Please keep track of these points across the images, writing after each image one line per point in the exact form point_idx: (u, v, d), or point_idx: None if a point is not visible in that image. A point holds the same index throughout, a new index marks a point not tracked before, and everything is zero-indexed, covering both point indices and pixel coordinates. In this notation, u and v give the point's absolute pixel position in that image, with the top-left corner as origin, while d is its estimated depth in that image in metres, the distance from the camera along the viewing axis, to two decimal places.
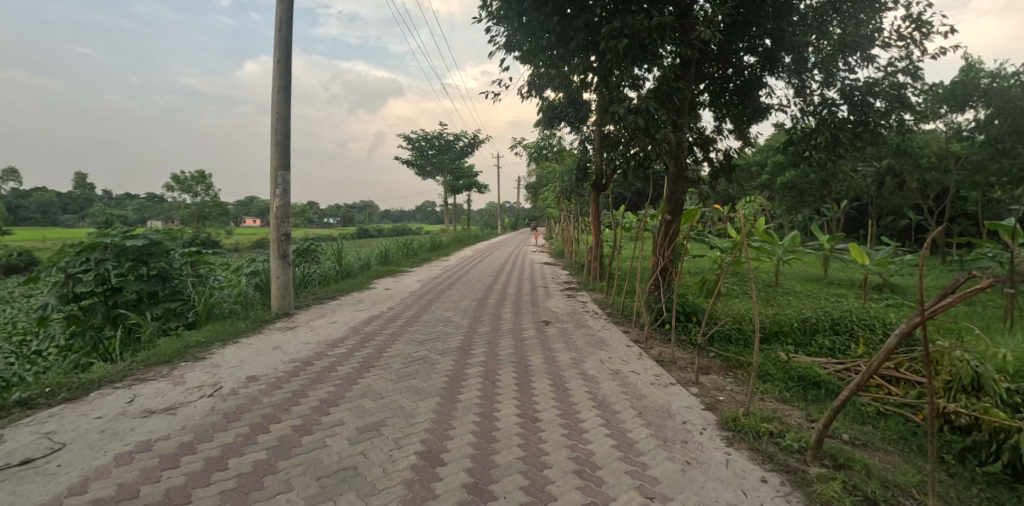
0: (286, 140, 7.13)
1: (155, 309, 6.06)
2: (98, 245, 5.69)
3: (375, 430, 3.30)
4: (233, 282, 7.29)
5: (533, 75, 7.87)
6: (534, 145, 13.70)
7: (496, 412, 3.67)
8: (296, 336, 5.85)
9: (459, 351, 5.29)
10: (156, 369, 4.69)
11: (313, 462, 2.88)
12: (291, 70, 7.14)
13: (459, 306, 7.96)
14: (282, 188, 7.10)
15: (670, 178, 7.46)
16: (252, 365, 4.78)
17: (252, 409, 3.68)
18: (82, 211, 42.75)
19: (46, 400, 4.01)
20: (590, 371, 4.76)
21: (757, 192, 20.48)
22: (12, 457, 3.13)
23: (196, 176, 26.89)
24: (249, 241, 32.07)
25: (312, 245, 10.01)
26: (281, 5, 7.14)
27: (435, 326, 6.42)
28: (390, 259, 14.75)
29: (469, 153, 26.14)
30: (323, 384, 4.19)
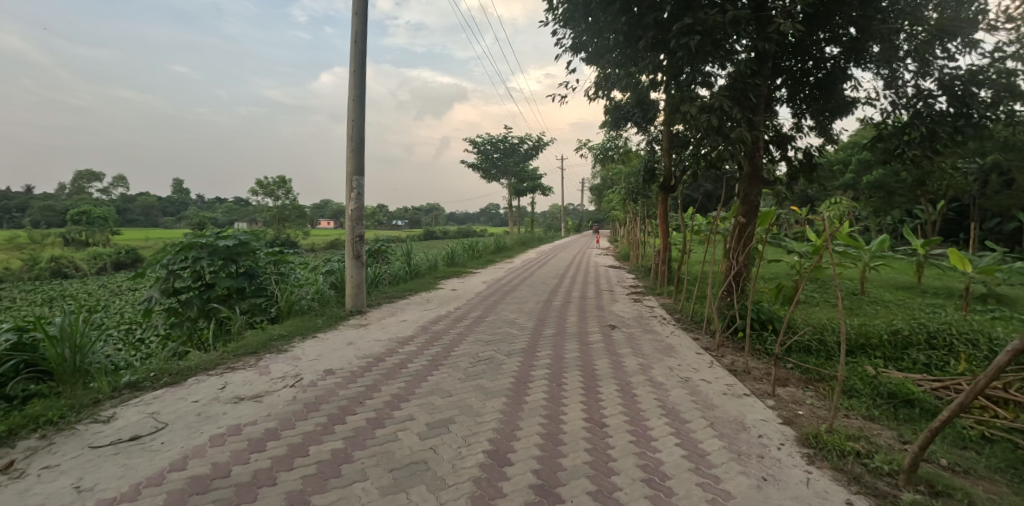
0: (361, 146, 7.46)
1: (242, 304, 6.52)
2: (194, 245, 6.22)
3: (443, 427, 3.36)
4: (311, 280, 7.71)
5: (599, 77, 7.77)
6: (600, 146, 13.54)
7: (562, 415, 3.64)
8: (369, 333, 6.11)
9: (525, 352, 5.31)
10: (244, 359, 5.05)
11: (385, 454, 2.98)
12: (366, 79, 7.48)
13: (524, 308, 7.99)
14: (357, 191, 7.44)
15: (744, 179, 7.11)
16: (329, 359, 5.04)
17: (329, 401, 3.87)
18: (179, 213, 46.97)
19: (151, 383, 4.43)
20: (659, 378, 4.62)
21: (840, 193, 19.11)
22: (123, 433, 3.48)
23: (278, 181, 28.86)
24: (324, 241, 33.98)
25: (383, 246, 10.43)
26: (357, 18, 7.50)
27: (501, 328, 6.48)
28: (456, 260, 15.08)
29: (534, 155, 26.24)
30: (394, 380, 4.34)
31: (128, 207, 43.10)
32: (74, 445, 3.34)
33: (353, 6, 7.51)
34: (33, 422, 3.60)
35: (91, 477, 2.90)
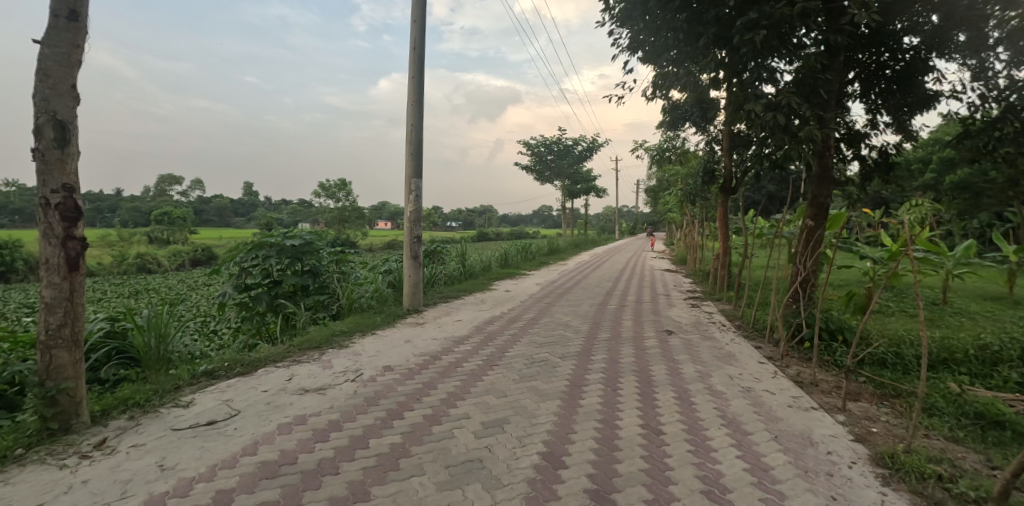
0: (419, 149, 7.65)
1: (306, 300, 6.83)
2: (264, 244, 6.60)
3: (498, 426, 3.39)
4: (371, 279, 8.00)
5: (656, 76, 7.61)
6: (657, 147, 13.21)
7: (617, 420, 3.58)
8: (426, 332, 6.25)
9: (580, 355, 5.26)
10: (309, 353, 5.31)
11: (442, 450, 3.04)
12: (424, 84, 7.67)
13: (579, 311, 7.93)
14: (415, 193, 7.63)
15: (812, 180, 6.74)
16: (387, 355, 5.20)
17: (387, 396, 3.99)
18: (249, 214, 49.90)
19: (225, 372, 4.73)
20: (718, 387, 4.45)
21: (921, 194, 17.72)
22: (200, 418, 3.73)
23: (339, 183, 30.16)
24: (381, 242, 35.15)
25: (439, 246, 10.66)
26: (416, 25, 7.71)
27: (555, 330, 6.46)
28: (510, 262, 15.17)
29: (588, 157, 25.99)
30: (450, 378, 4.42)
31: (204, 208, 46.28)
32: (158, 427, 3.62)
33: (412, 13, 7.72)
34: (123, 404, 3.93)
35: (173, 457, 3.13)
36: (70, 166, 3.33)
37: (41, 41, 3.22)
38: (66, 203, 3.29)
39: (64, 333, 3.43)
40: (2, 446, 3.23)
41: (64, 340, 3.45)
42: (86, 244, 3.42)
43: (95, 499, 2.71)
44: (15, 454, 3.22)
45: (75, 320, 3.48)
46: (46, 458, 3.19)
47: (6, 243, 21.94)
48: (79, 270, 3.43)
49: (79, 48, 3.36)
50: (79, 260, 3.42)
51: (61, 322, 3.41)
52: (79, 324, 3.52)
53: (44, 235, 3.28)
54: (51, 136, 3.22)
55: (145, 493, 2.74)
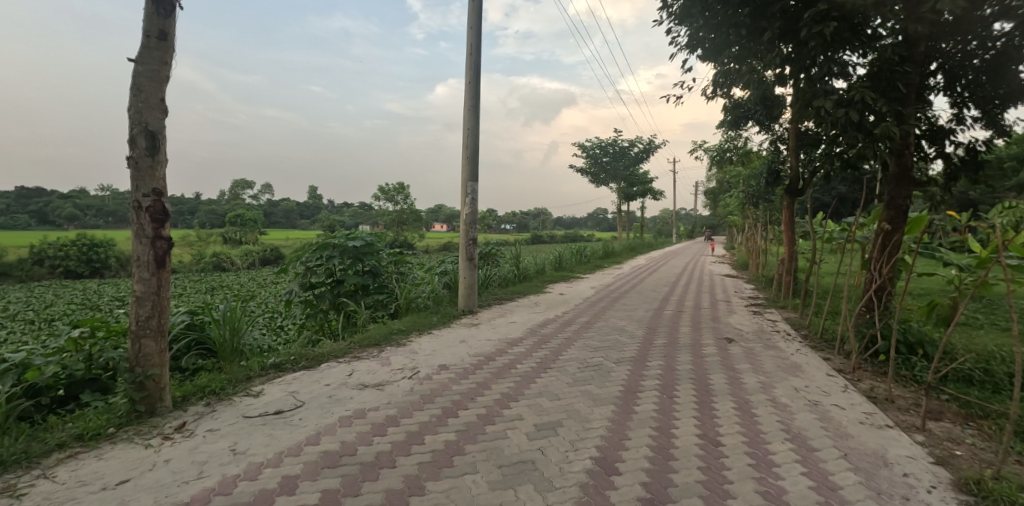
0: (475, 153, 7.78)
1: (366, 299, 7.09)
2: (328, 245, 6.92)
3: (551, 429, 3.38)
4: (428, 280, 8.20)
5: (717, 74, 7.35)
6: (717, 147, 12.74)
7: (673, 429, 3.49)
8: (480, 333, 6.35)
9: (635, 361, 5.16)
10: (369, 350, 5.52)
11: (495, 450, 3.07)
12: (481, 89, 7.79)
13: (634, 315, 7.77)
14: (471, 196, 7.76)
15: (890, 181, 6.29)
16: (443, 355, 5.31)
17: (443, 394, 4.08)
18: (314, 216, 52.47)
19: (291, 366, 5.00)
20: (783, 399, 4.23)
21: (1018, 196, 16.07)
22: (268, 407, 3.96)
23: (397, 187, 31.24)
24: (437, 243, 35.95)
25: (494, 248, 10.77)
26: (473, 32, 7.84)
27: (609, 334, 6.37)
28: (564, 265, 15.09)
29: (644, 158, 25.47)
30: (504, 379, 4.46)
31: (273, 211, 49.13)
32: (231, 413, 3.88)
33: (468, 20, 7.87)
34: (200, 391, 4.25)
35: (244, 442, 3.35)
36: (160, 172, 3.63)
37: (135, 59, 3.54)
38: (155, 206, 3.58)
39: (152, 324, 3.75)
40: (98, 425, 3.58)
41: (152, 330, 3.77)
42: (171, 243, 3.71)
43: (176, 477, 2.95)
44: (108, 433, 3.56)
45: (162, 312, 3.80)
46: (134, 437, 3.50)
47: (103, 242, 24.20)
48: (166, 267, 3.73)
49: (168, 64, 3.66)
50: (166, 258, 3.71)
51: (149, 314, 3.72)
52: (164, 317, 3.83)
53: (137, 234, 3.61)
54: (143, 144, 3.53)
55: (219, 474, 2.95)
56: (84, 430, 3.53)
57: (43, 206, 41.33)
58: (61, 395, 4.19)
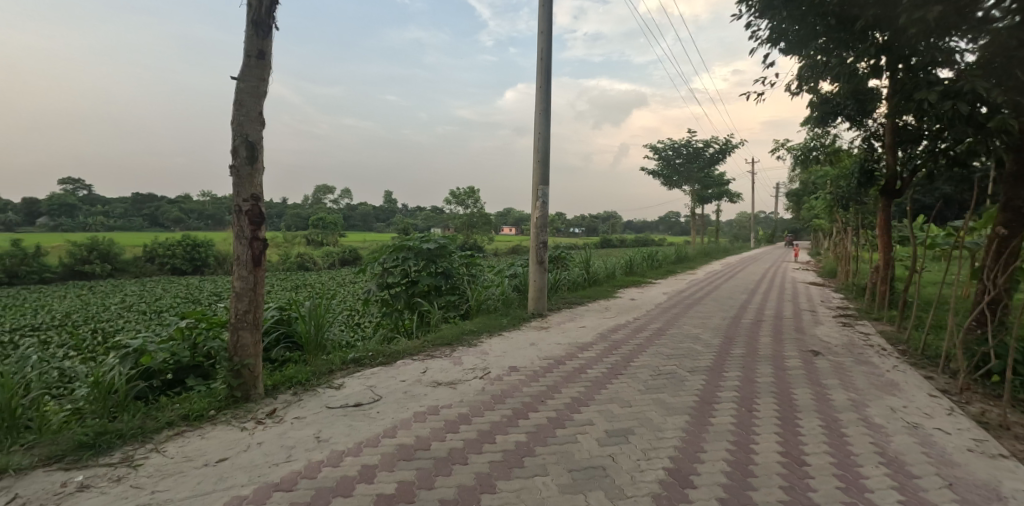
0: (546, 157, 7.81)
1: (439, 300, 7.32)
2: (403, 247, 7.23)
3: (623, 436, 3.33)
4: (498, 283, 8.33)
5: (802, 68, 6.89)
6: (802, 146, 11.97)
7: (752, 444, 3.31)
8: (550, 336, 6.36)
9: (711, 371, 4.95)
10: (441, 349, 5.70)
11: (565, 453, 3.07)
12: (552, 93, 7.82)
13: (709, 323, 7.46)
14: (542, 200, 7.80)
15: (1006, 180, 5.61)
16: (513, 357, 5.38)
17: (513, 396, 4.13)
18: (389, 220, 54.90)
19: (369, 361, 5.26)
20: (877, 419, 3.90)
21: None
22: (350, 399, 4.21)
23: (468, 191, 32.17)
24: (505, 246, 36.37)
25: (563, 252, 10.76)
26: (543, 37, 7.89)
27: (682, 342, 6.15)
28: (634, 269, 14.75)
29: (721, 159, 24.39)
30: (574, 384, 4.44)
31: (352, 215, 51.95)
32: (316, 403, 4.15)
33: (539, 25, 7.93)
34: (288, 381, 4.57)
35: (327, 431, 3.57)
36: (258, 179, 3.96)
37: (238, 77, 3.89)
38: (253, 209, 3.91)
39: (249, 317, 4.10)
40: (201, 406, 3.96)
41: (248, 323, 4.12)
42: (267, 243, 4.03)
43: (267, 459, 3.20)
44: (210, 414, 3.93)
45: (257, 307, 4.13)
46: (232, 420, 3.84)
47: (204, 242, 26.67)
48: (262, 265, 4.06)
49: (266, 80, 3.99)
50: (262, 257, 4.04)
51: (246, 308, 4.07)
52: (259, 311, 4.17)
53: (238, 235, 3.95)
54: (243, 154, 3.88)
55: (305, 459, 3.17)
56: (190, 411, 3.92)
57: (155, 210, 46.18)
58: (170, 379, 4.66)
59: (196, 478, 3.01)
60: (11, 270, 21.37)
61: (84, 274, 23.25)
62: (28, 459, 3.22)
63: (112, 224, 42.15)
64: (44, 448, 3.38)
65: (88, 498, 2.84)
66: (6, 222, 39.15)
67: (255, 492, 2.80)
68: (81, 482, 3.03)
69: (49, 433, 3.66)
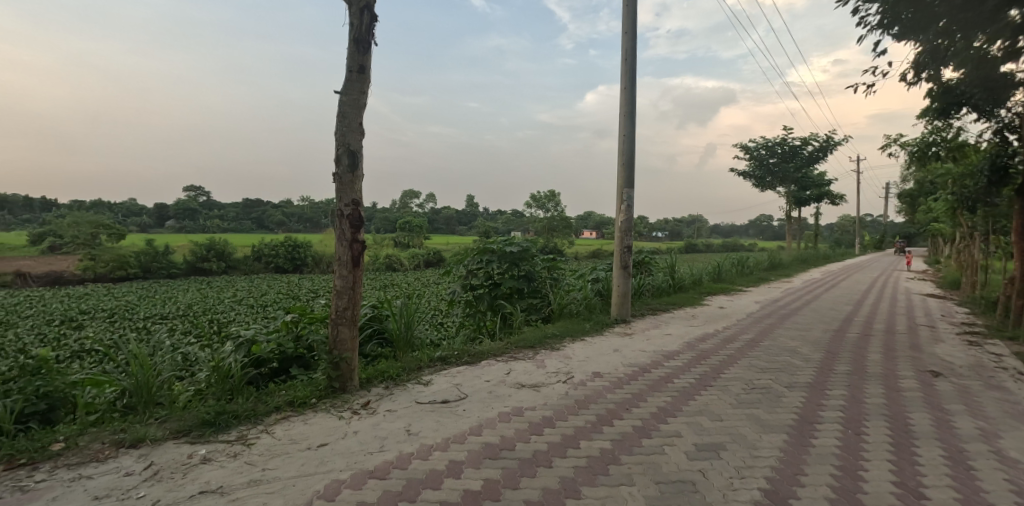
0: (631, 159, 7.66)
1: (521, 302, 7.42)
2: (487, 250, 7.42)
3: (714, 451, 3.18)
4: (580, 286, 8.29)
5: (919, 54, 6.23)
6: (918, 142, 10.80)
7: (861, 471, 3.03)
8: (634, 343, 6.22)
9: (811, 388, 4.60)
10: (524, 351, 5.77)
11: (652, 464, 3.00)
12: (637, 94, 7.67)
13: (808, 335, 6.93)
14: (627, 203, 7.66)
15: None
16: (596, 362, 5.34)
17: (597, 402, 4.09)
18: (470, 223, 56.35)
19: (454, 360, 5.45)
20: (1014, 453, 3.42)
21: None
22: (437, 396, 4.38)
23: (549, 195, 32.52)
24: (586, 250, 36.09)
25: (647, 257, 10.49)
26: (628, 37, 7.75)
27: (778, 355, 5.76)
28: (723, 276, 14.02)
29: (821, 158, 22.57)
30: (660, 393, 4.32)
31: (435, 218, 53.98)
32: (406, 398, 4.36)
33: (623, 25, 7.80)
34: (381, 376, 4.85)
35: (417, 425, 3.74)
36: (358, 185, 4.24)
37: (342, 91, 4.20)
38: (353, 213, 4.19)
39: (348, 313, 4.41)
40: (304, 394, 4.30)
41: (347, 319, 4.42)
42: (365, 245, 4.29)
43: (363, 447, 3.42)
44: (312, 402, 4.26)
45: (355, 304, 4.43)
46: (331, 409, 4.14)
47: (304, 243, 29.01)
48: (360, 266, 4.33)
49: (365, 92, 4.27)
50: (360, 257, 4.31)
51: (346, 305, 4.38)
52: (357, 308, 4.46)
53: (340, 237, 4.26)
54: (346, 162, 4.17)
55: (397, 450, 3.35)
56: (295, 398, 4.27)
57: (262, 214, 50.85)
58: (277, 368, 5.11)
59: (300, 460, 3.28)
60: (145, 266, 24.45)
61: (204, 270, 26.10)
62: (162, 432, 3.68)
63: (225, 227, 46.93)
64: (175, 423, 3.85)
65: (211, 470, 3.19)
66: (142, 223, 44.82)
67: (351, 477, 3.01)
68: (204, 455, 3.41)
69: (178, 409, 4.15)
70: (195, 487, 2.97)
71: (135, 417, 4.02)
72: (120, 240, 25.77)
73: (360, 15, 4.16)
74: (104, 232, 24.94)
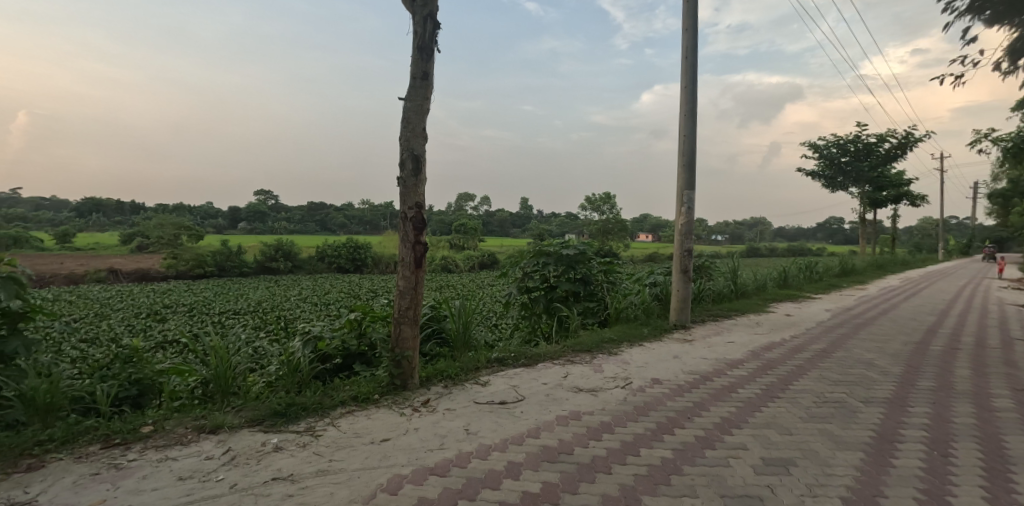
0: (692, 160, 7.46)
1: (577, 305, 7.38)
2: (543, 252, 7.46)
3: (783, 467, 3.05)
4: (637, 291, 8.15)
5: (1015, 40, 5.70)
6: (1015, 137, 9.86)
7: (949, 495, 2.80)
8: (695, 350, 6.05)
9: (891, 404, 4.30)
10: (581, 355, 5.75)
11: (716, 477, 2.91)
12: (698, 92, 7.46)
13: (886, 347, 6.47)
14: (687, 205, 7.47)
15: None
16: (655, 368, 5.24)
17: (657, 409, 4.01)
18: (524, 226, 56.58)
19: (511, 361, 5.50)
20: None
21: None
22: (495, 397, 4.44)
23: (604, 197, 32.20)
24: (642, 253, 35.33)
25: (707, 261, 10.17)
26: (688, 34, 7.55)
27: (852, 367, 5.43)
28: (789, 282, 13.34)
29: (899, 156, 21.03)
30: (724, 403, 4.18)
31: (489, 220, 54.57)
32: (464, 397, 4.45)
33: (683, 22, 7.61)
34: (440, 374, 4.97)
35: (476, 425, 3.82)
36: (421, 188, 4.37)
37: (406, 97, 4.35)
38: (417, 216, 4.32)
39: (410, 313, 4.55)
40: (368, 390, 4.49)
41: (409, 318, 4.56)
42: (427, 247, 4.42)
43: (424, 444, 3.52)
44: (375, 398, 4.43)
45: (417, 303, 4.56)
46: (393, 405, 4.30)
47: (364, 245, 30.17)
48: (422, 267, 4.46)
49: (428, 99, 4.40)
50: (422, 259, 4.44)
51: (408, 305, 4.52)
52: (418, 308, 4.60)
53: (403, 239, 4.41)
54: (410, 167, 4.31)
55: (457, 448, 3.43)
56: (359, 393, 4.45)
57: (325, 217, 53.31)
58: (341, 363, 5.35)
59: (364, 453, 3.42)
60: (220, 265, 26.21)
61: (272, 270, 27.66)
62: (238, 420, 3.95)
63: (292, 229, 49.54)
64: (250, 412, 4.12)
65: (282, 458, 3.39)
66: (218, 225, 48.07)
67: (413, 473, 3.11)
68: (276, 444, 3.62)
69: (251, 399, 4.44)
70: (269, 474, 3.16)
71: (214, 405, 4.34)
72: (199, 241, 27.76)
73: (424, 23, 4.30)
74: (185, 233, 26.98)
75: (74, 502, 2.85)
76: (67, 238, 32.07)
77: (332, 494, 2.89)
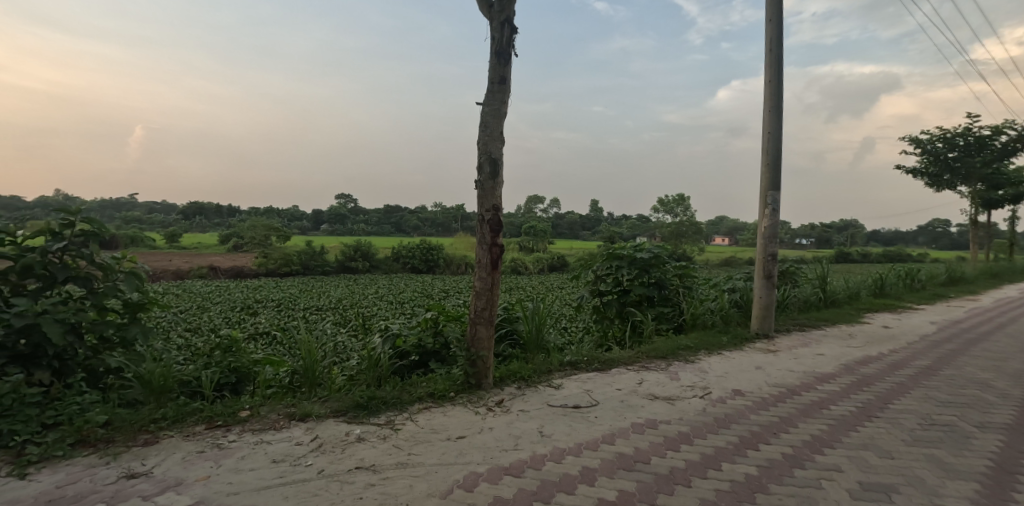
0: (777, 159, 7.07)
1: (651, 310, 7.22)
2: (616, 255, 7.38)
3: (883, 493, 2.83)
4: (715, 297, 7.84)
5: None
6: None
7: None
8: (780, 361, 5.73)
9: (1012, 430, 3.85)
10: (657, 362, 5.62)
11: (807, 499, 2.75)
12: (784, 87, 7.06)
13: (1005, 366, 5.79)
14: (772, 207, 7.09)
15: None
16: (737, 379, 5.02)
17: (740, 422, 3.85)
18: (592, 228, 56.00)
19: (584, 365, 5.47)
20: None
21: None
22: (569, 400, 4.44)
23: (676, 198, 31.20)
24: (718, 257, 33.87)
25: (792, 266, 9.59)
26: (773, 25, 7.17)
27: (964, 387, 4.91)
28: (886, 290, 12.26)
29: (1019, 151, 18.74)
30: (814, 419, 3.93)
31: (557, 222, 54.46)
32: (537, 399, 4.50)
33: (767, 14, 7.24)
34: (513, 376, 5.05)
35: (550, 427, 3.85)
36: (498, 192, 4.46)
37: (484, 103, 4.47)
38: (493, 218, 4.41)
39: (485, 314, 4.66)
40: (444, 387, 4.65)
41: (484, 319, 4.67)
42: (503, 249, 4.51)
43: (498, 444, 3.60)
44: (451, 395, 4.59)
45: (492, 305, 4.66)
46: (467, 404, 4.42)
47: (436, 246, 31.16)
48: (498, 269, 4.56)
49: (506, 103, 4.49)
50: (498, 261, 4.54)
51: (484, 306, 4.63)
52: (494, 309, 4.69)
53: (480, 242, 4.53)
54: (487, 170, 4.42)
55: (530, 450, 3.47)
56: (435, 390, 4.62)
57: (399, 219, 55.61)
58: (417, 360, 5.57)
59: (441, 449, 3.56)
60: (305, 264, 28.06)
61: (351, 269, 29.23)
62: (325, 411, 4.23)
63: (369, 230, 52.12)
64: (335, 403, 4.40)
65: (364, 448, 3.59)
66: (302, 227, 51.48)
67: (487, 471, 3.19)
68: (359, 434, 3.85)
69: (336, 391, 4.73)
70: (352, 462, 3.37)
71: (303, 394, 4.67)
72: (287, 241, 29.87)
73: (501, 28, 4.39)
74: (275, 234, 29.13)
75: (184, 476, 3.17)
76: (175, 238, 35.63)
77: (411, 486, 3.03)
